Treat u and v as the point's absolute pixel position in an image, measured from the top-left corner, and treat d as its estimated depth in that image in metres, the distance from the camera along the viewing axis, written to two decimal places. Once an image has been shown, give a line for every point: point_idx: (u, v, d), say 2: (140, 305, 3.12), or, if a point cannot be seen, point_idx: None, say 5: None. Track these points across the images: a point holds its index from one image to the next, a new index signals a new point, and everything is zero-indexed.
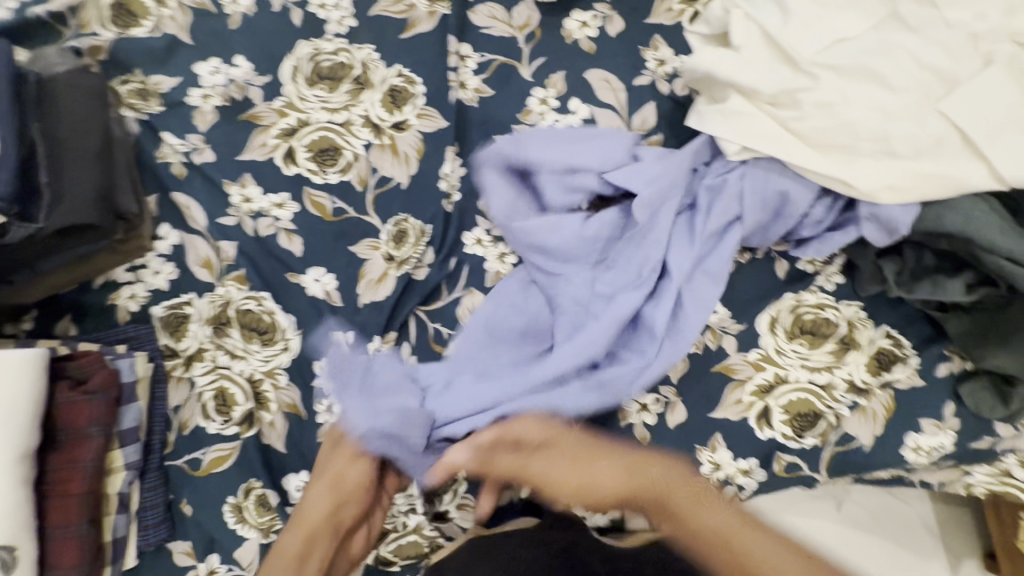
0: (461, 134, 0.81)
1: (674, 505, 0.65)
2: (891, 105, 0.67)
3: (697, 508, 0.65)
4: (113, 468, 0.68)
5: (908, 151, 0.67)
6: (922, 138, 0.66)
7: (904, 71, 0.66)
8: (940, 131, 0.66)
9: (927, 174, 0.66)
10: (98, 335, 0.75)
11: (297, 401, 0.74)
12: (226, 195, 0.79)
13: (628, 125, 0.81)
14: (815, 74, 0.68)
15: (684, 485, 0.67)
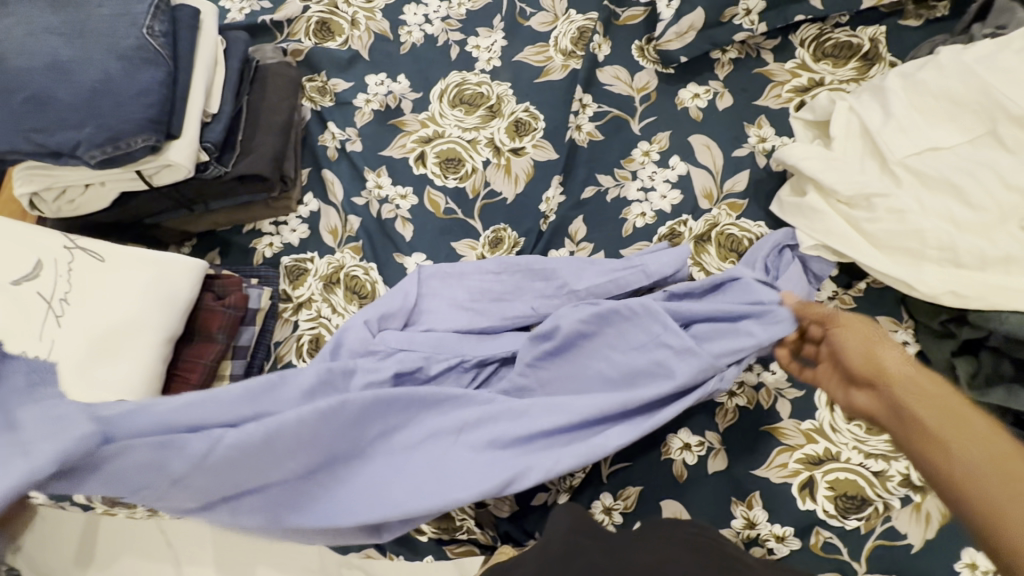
0: (568, 167, 0.92)
1: (899, 386, 0.59)
2: (965, 219, 0.69)
3: (938, 408, 0.56)
4: (222, 375, 0.80)
5: (974, 262, 0.68)
6: (989, 253, 0.68)
7: (988, 187, 0.69)
8: (1020, 248, 0.67)
9: (997, 286, 0.67)
10: (236, 268, 0.89)
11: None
12: (363, 180, 0.94)
13: (718, 187, 0.88)
14: (897, 174, 0.74)
15: (908, 368, 0.60)
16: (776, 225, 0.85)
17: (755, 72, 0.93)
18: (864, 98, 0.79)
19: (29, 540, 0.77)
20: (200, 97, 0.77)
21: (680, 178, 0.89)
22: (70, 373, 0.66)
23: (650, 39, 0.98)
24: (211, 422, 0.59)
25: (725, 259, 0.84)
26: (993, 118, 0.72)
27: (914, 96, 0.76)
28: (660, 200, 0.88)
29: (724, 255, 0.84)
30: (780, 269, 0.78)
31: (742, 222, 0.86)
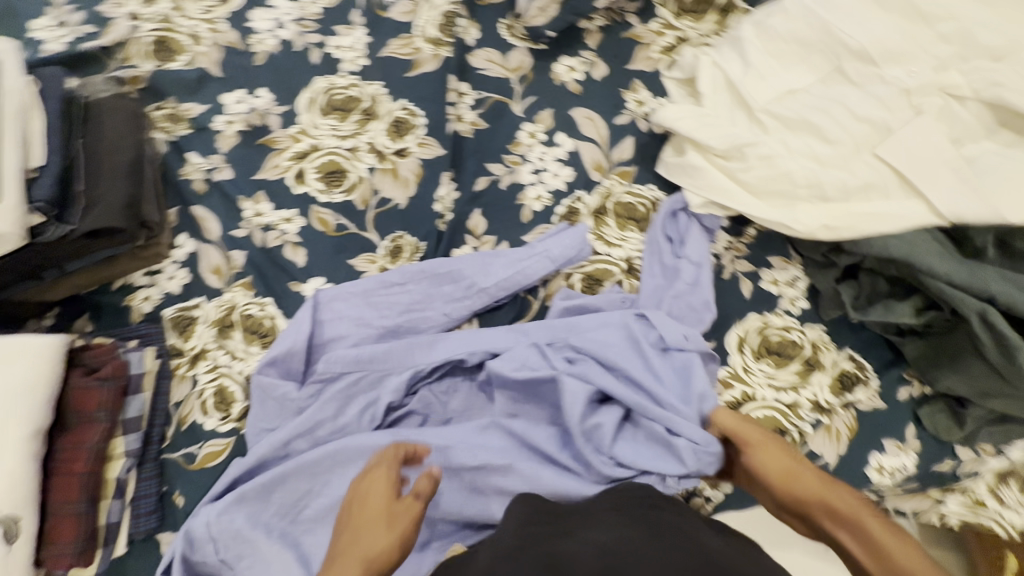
0: (456, 161, 0.89)
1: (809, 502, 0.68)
2: (825, 155, 0.74)
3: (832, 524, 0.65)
4: (113, 454, 0.72)
5: (838, 194, 0.72)
6: (850, 184, 0.72)
7: (839, 123, 0.74)
8: (876, 174, 0.72)
9: (858, 214, 0.72)
10: (111, 332, 0.80)
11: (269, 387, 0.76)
12: (239, 210, 0.86)
13: (606, 157, 0.88)
14: (762, 121, 0.77)
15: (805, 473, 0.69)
16: (667, 186, 0.87)
17: (623, 38, 0.94)
18: (724, 51, 0.82)
19: None
20: (14, 154, 0.68)
21: (570, 155, 0.88)
22: None
23: (517, 16, 0.96)
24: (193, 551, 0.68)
25: (624, 228, 0.85)
26: (837, 55, 0.76)
27: (767, 42, 0.79)
28: (553, 180, 0.87)
29: (623, 224, 0.85)
30: (681, 232, 0.83)
31: (634, 189, 0.87)
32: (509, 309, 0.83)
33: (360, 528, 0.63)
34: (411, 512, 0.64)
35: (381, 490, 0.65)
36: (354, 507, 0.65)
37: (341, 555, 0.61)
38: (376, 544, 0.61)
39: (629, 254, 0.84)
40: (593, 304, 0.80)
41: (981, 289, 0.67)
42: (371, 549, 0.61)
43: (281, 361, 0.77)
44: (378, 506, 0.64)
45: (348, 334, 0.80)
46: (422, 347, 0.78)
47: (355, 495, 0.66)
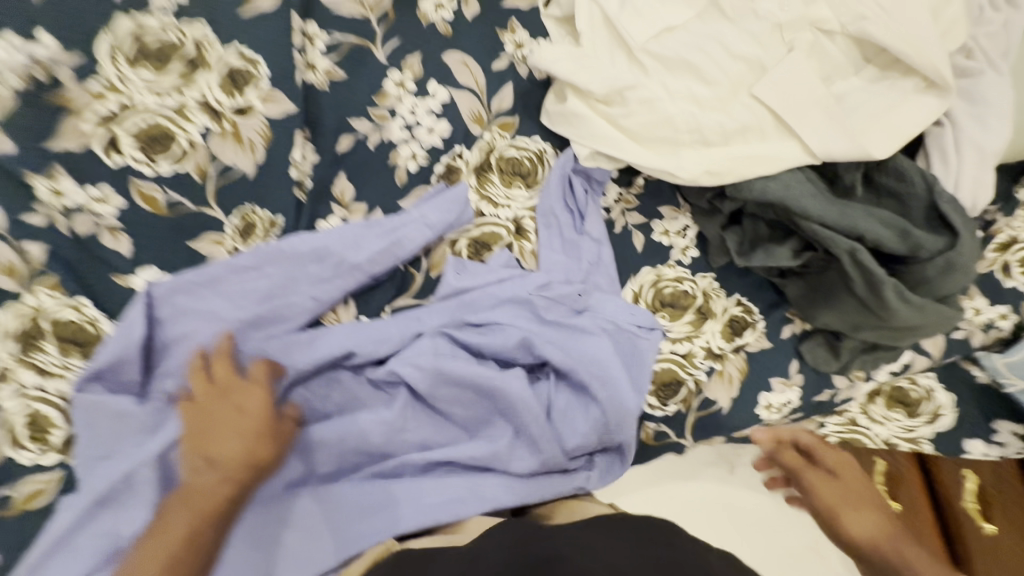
0: (312, 119, 0.77)
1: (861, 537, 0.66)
2: (704, 97, 0.70)
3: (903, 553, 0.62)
4: None
5: (718, 138, 0.70)
6: (729, 127, 0.70)
7: (716, 61, 0.70)
8: (753, 115, 0.70)
9: (738, 157, 0.70)
10: None
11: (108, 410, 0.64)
12: (26, 190, 0.65)
13: (486, 108, 0.80)
14: (641, 61, 0.71)
15: (850, 495, 0.70)
16: (552, 138, 0.81)
17: None
18: None
19: None
20: None
21: (445, 107, 0.79)
22: None
23: None
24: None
25: (510, 186, 0.78)
26: None
27: None
28: (428, 136, 0.78)
29: (509, 182, 0.79)
30: (574, 190, 0.78)
31: (517, 141, 0.80)
32: (389, 285, 0.74)
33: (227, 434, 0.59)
34: (284, 428, 0.63)
35: (255, 400, 0.61)
36: (216, 417, 0.60)
37: (206, 461, 0.57)
38: (252, 450, 0.59)
39: (517, 215, 0.78)
40: (485, 276, 0.74)
41: (851, 228, 0.69)
42: (244, 454, 0.58)
43: (110, 373, 0.64)
44: (251, 417, 0.60)
45: (199, 336, 0.68)
46: (298, 349, 0.68)
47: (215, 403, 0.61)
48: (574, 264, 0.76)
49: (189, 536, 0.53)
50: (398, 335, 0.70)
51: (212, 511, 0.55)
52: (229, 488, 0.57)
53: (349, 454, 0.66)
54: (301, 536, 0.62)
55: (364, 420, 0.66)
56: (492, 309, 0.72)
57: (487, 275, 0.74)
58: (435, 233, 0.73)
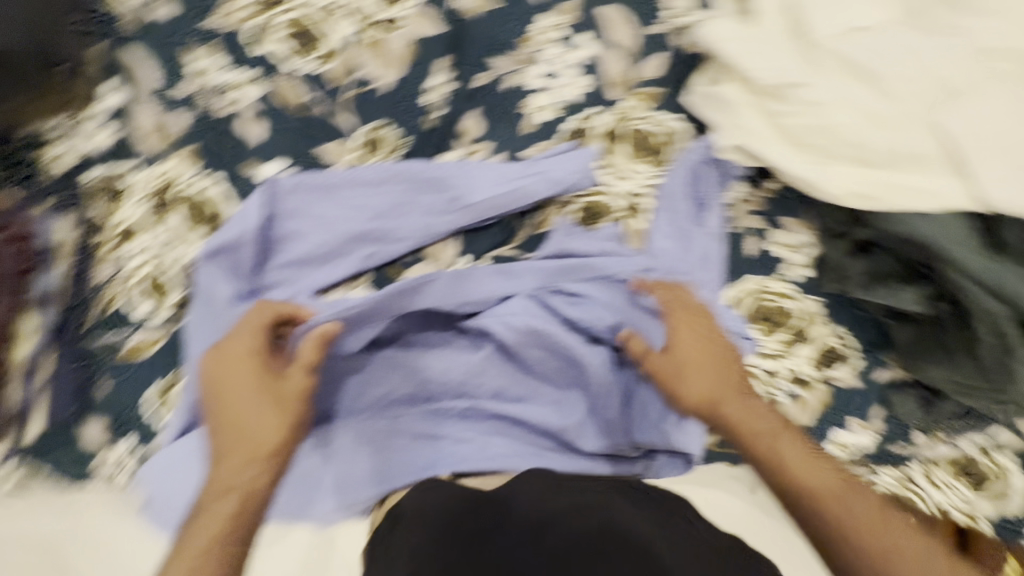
0: (456, 46, 0.74)
1: None
2: (878, 111, 0.65)
3: None
4: (22, 334, 0.64)
5: (880, 159, 0.65)
6: (897, 149, 0.64)
7: (901, 76, 0.64)
8: (925, 144, 0.64)
9: (894, 185, 0.65)
10: (14, 189, 0.66)
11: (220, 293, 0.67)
12: (182, 61, 0.71)
13: (630, 73, 0.76)
14: (817, 59, 0.66)
15: None
16: (692, 119, 0.76)
17: None
18: None
19: None
20: None
21: (589, 62, 0.75)
22: None
23: None
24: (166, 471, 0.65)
25: (637, 161, 0.76)
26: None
27: None
28: (565, 90, 0.75)
29: (636, 157, 0.76)
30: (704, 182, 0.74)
31: (654, 115, 0.76)
32: (496, 232, 0.74)
33: (239, 407, 0.58)
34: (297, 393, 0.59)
35: (248, 368, 0.59)
36: (225, 394, 0.59)
37: (226, 454, 0.57)
38: (257, 431, 0.57)
39: (636, 192, 0.75)
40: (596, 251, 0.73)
41: (996, 287, 0.63)
42: (262, 432, 0.57)
43: (227, 253, 0.67)
44: (244, 390, 0.59)
45: (313, 239, 0.70)
46: (406, 295, 0.67)
47: (218, 378, 0.59)
48: (687, 256, 0.73)
49: (227, 527, 0.52)
50: (501, 290, 0.71)
51: (239, 510, 0.54)
52: (256, 471, 0.56)
53: (430, 385, 0.68)
54: (380, 450, 0.66)
55: (451, 356, 0.69)
56: (594, 280, 0.72)
57: (593, 248, 0.73)
58: (554, 190, 0.72)
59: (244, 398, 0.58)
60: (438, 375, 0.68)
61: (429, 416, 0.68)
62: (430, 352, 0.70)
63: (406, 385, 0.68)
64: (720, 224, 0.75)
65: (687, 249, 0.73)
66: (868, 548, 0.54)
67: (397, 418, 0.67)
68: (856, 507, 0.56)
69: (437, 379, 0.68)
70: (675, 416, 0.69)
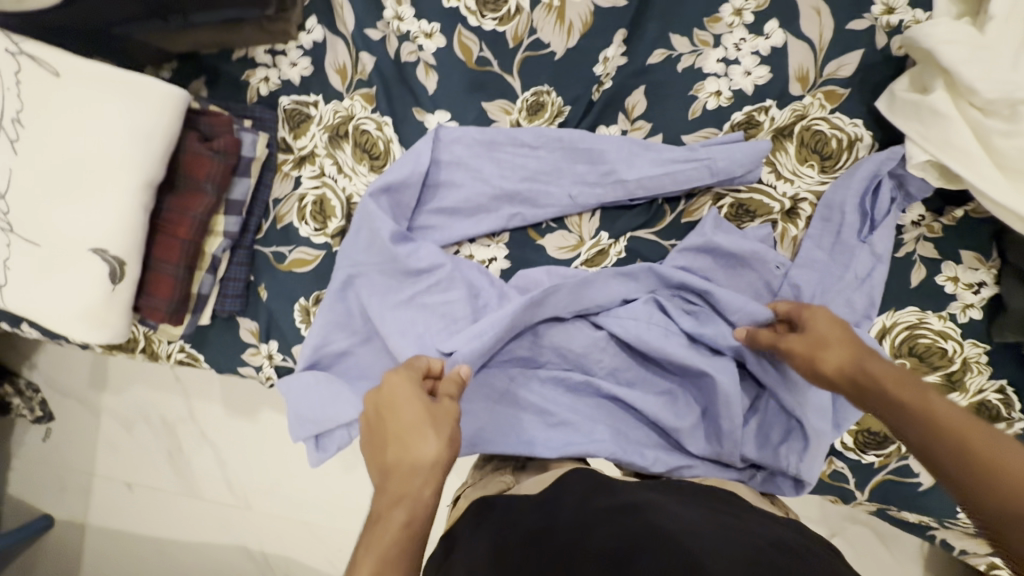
0: (637, 20, 0.73)
1: None
2: None
3: None
4: (214, 231, 0.71)
5: None
6: None
7: None
8: None
9: None
10: (226, 106, 0.76)
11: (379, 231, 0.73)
12: (381, 6, 0.75)
13: (818, 69, 0.70)
14: None
15: None
16: (876, 128, 0.70)
17: None
18: None
19: (53, 362, 1.07)
20: None
21: (775, 52, 0.71)
22: (45, 209, 0.61)
23: None
24: (306, 391, 0.70)
25: (805, 163, 0.71)
26: None
27: None
28: (742, 78, 0.71)
29: (805, 159, 0.71)
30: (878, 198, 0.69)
31: (835, 117, 0.70)
32: (640, 213, 0.73)
33: (399, 420, 0.53)
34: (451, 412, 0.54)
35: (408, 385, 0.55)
36: (387, 409, 0.54)
37: (391, 467, 0.51)
38: (417, 448, 0.51)
39: (796, 195, 0.71)
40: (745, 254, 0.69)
41: None
42: (425, 452, 0.51)
43: (392, 194, 0.71)
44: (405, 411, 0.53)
45: (463, 193, 0.73)
46: (530, 309, 0.66)
47: (379, 405, 0.55)
48: (844, 274, 0.68)
49: (399, 546, 0.47)
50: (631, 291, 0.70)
51: (408, 532, 0.48)
52: (425, 491, 0.50)
53: (551, 352, 0.70)
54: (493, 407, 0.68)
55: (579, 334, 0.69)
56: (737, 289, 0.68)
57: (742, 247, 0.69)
58: (712, 181, 0.70)
59: (407, 415, 0.53)
60: (563, 349, 0.69)
61: (543, 381, 0.70)
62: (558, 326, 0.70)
63: (531, 351, 0.70)
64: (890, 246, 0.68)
65: (847, 267, 0.68)
66: (1005, 487, 0.42)
67: (513, 377, 0.70)
68: (981, 440, 0.45)
69: (556, 347, 0.70)
70: (799, 445, 0.65)
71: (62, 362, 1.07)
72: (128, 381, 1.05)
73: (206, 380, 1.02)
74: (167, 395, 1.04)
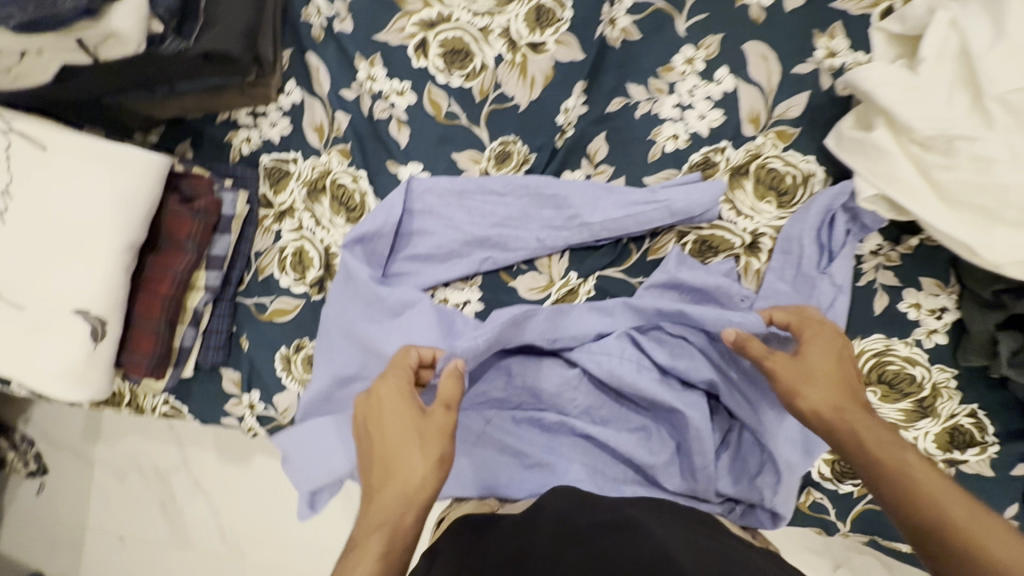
0: (594, 72, 0.77)
1: None
2: None
3: None
4: (195, 286, 0.74)
5: None
6: None
7: None
8: None
9: None
10: (210, 166, 0.80)
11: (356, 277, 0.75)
12: (353, 69, 0.79)
13: (768, 110, 0.74)
14: (993, 113, 0.61)
15: None
16: (828, 163, 0.73)
17: None
18: (974, 10, 0.63)
19: (46, 417, 1.08)
20: None
21: (726, 96, 0.75)
22: (30, 275, 0.64)
23: None
24: (295, 441, 0.71)
25: (762, 199, 0.73)
26: None
27: None
28: (696, 121, 0.75)
29: (762, 195, 0.74)
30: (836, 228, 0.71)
31: (788, 155, 0.73)
32: (606, 252, 0.75)
33: (390, 430, 0.56)
34: (441, 426, 0.55)
35: (397, 401, 0.57)
36: (377, 421, 0.57)
37: (377, 490, 0.53)
38: (408, 466, 0.53)
39: (756, 229, 0.73)
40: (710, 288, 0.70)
41: None
42: (416, 471, 0.53)
43: (368, 242, 0.74)
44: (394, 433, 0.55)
45: (437, 241, 0.75)
46: (515, 326, 0.68)
47: (368, 415, 0.58)
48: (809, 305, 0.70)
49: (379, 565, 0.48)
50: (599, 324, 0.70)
51: (391, 551, 0.49)
52: (411, 505, 0.52)
53: (525, 390, 0.71)
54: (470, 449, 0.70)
55: (550, 372, 0.71)
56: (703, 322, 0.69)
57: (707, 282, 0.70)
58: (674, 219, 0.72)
59: (399, 426, 0.55)
60: (536, 388, 0.70)
61: (518, 421, 0.71)
62: (531, 366, 0.71)
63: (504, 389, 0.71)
64: (849, 276, 0.70)
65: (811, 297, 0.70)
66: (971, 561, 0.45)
67: (489, 418, 0.71)
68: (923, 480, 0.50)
69: (530, 386, 0.71)
70: (771, 478, 0.66)
71: (56, 415, 1.08)
72: (121, 433, 1.06)
73: (197, 430, 1.03)
74: (159, 446, 1.05)
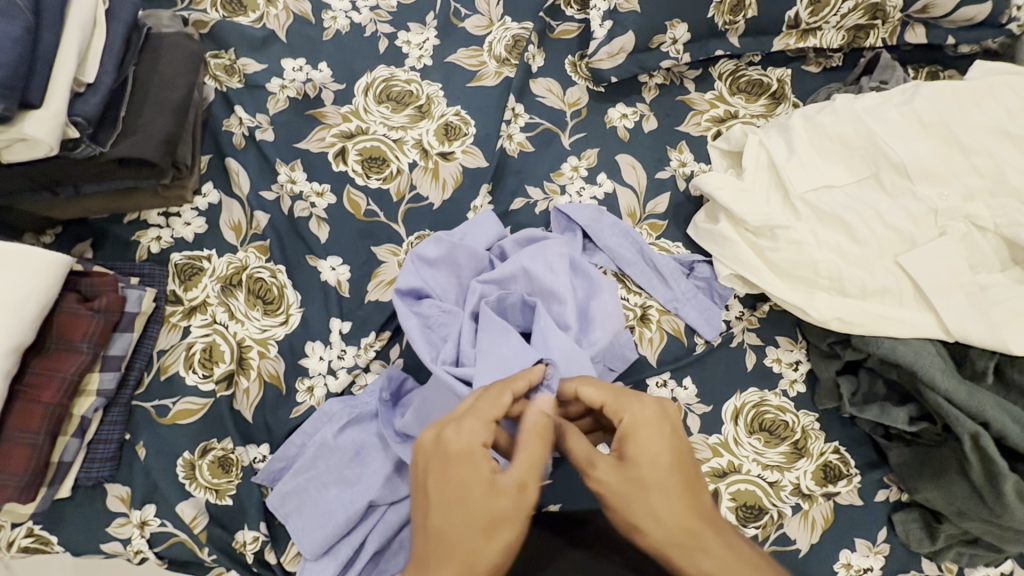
0: (497, 176, 0.89)
1: None
2: (852, 252, 0.77)
3: None
4: (86, 390, 0.69)
5: (857, 291, 0.76)
6: (869, 284, 0.76)
7: (870, 227, 0.78)
8: (889, 281, 0.76)
9: (872, 313, 0.76)
10: (112, 265, 0.78)
11: (280, 373, 0.75)
12: (274, 172, 0.85)
13: (641, 207, 0.90)
14: (798, 207, 0.80)
15: None
16: (693, 247, 0.88)
17: (678, 100, 0.96)
18: (770, 133, 0.85)
19: None
20: (69, 64, 0.66)
21: (606, 196, 0.90)
22: None
23: (583, 55, 0.97)
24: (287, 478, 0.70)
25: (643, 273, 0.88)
26: (877, 163, 0.80)
27: (814, 136, 0.83)
28: None
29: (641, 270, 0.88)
30: (705, 281, 0.85)
31: (661, 242, 0.88)
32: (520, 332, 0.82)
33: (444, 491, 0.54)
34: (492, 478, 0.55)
35: (460, 461, 0.55)
36: (432, 484, 0.55)
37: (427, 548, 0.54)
38: (465, 531, 0.53)
39: (645, 304, 0.84)
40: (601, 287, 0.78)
41: (979, 413, 0.71)
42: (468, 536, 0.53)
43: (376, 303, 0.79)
44: (451, 497, 0.54)
45: (443, 302, 0.77)
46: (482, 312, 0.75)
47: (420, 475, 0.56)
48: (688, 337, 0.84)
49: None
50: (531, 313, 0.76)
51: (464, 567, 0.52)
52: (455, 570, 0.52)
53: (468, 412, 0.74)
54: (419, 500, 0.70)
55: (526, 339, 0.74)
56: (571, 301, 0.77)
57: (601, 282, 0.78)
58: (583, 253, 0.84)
59: (462, 503, 0.54)
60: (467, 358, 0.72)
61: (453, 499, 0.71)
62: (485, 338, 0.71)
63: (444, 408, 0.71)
64: (718, 335, 0.83)
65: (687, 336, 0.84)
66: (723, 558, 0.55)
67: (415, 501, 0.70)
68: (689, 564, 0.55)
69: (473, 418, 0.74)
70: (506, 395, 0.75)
71: None
72: None
73: None
74: None
